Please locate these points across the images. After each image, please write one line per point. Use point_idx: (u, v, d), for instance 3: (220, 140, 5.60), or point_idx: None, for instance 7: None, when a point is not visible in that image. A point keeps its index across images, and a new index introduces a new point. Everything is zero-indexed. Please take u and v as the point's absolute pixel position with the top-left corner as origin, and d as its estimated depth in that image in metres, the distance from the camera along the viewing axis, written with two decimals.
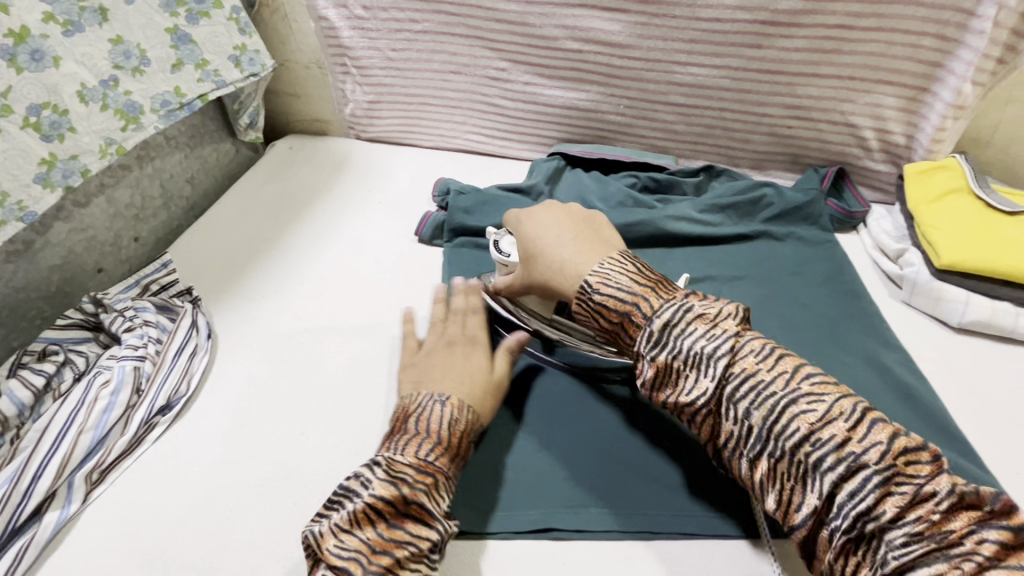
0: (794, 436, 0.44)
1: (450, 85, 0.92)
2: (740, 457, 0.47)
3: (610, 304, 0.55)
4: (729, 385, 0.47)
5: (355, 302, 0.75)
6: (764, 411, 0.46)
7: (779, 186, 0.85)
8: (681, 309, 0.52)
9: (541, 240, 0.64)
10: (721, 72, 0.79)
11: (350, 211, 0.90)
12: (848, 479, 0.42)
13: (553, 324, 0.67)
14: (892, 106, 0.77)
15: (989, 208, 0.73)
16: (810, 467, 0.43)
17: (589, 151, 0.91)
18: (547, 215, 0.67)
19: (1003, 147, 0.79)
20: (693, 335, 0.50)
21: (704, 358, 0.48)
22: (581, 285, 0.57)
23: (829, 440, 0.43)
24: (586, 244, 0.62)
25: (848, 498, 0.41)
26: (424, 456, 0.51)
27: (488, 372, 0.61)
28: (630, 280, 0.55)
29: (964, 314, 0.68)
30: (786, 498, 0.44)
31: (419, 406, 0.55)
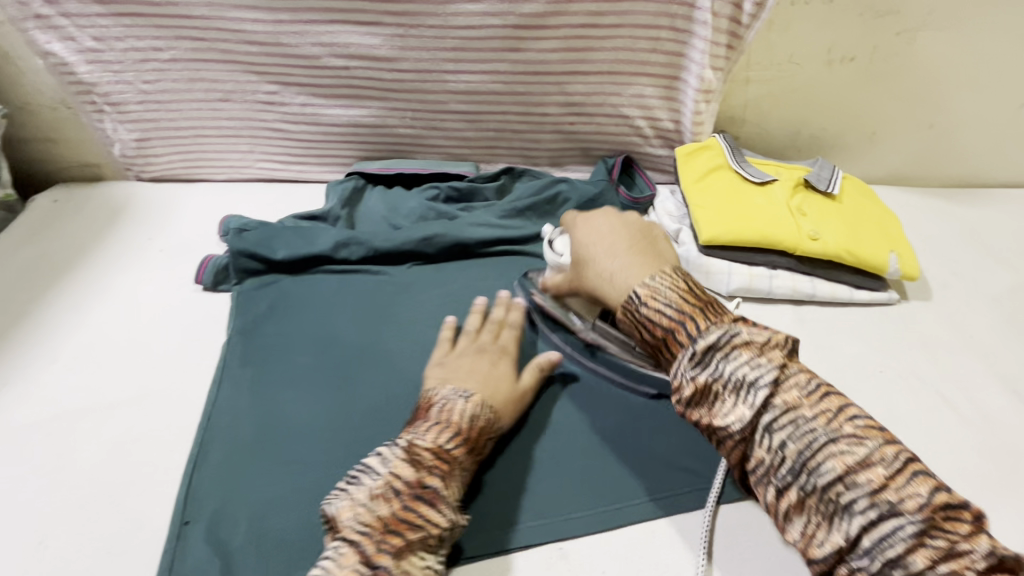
0: (825, 474, 0.40)
1: (223, 114, 0.85)
2: (765, 484, 0.43)
3: (657, 320, 0.49)
4: (768, 420, 0.43)
5: (125, 373, 0.66)
6: (801, 445, 0.42)
7: (573, 181, 0.88)
8: (730, 334, 0.46)
9: (587, 243, 0.61)
10: (490, 77, 0.80)
11: (126, 265, 0.80)
12: (869, 528, 0.38)
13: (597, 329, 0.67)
14: (652, 96, 0.82)
15: (744, 181, 0.79)
16: (839, 506, 0.40)
17: (387, 167, 0.89)
18: (601, 215, 0.64)
19: (756, 124, 0.86)
20: (737, 360, 0.45)
21: (748, 385, 0.44)
22: (629, 296, 0.52)
23: (861, 483, 0.39)
24: (638, 252, 0.57)
25: (877, 543, 0.38)
26: (443, 444, 0.53)
27: (515, 379, 0.63)
28: (678, 297, 0.50)
29: (729, 283, 0.73)
30: (807, 532, 0.41)
31: (443, 398, 0.57)
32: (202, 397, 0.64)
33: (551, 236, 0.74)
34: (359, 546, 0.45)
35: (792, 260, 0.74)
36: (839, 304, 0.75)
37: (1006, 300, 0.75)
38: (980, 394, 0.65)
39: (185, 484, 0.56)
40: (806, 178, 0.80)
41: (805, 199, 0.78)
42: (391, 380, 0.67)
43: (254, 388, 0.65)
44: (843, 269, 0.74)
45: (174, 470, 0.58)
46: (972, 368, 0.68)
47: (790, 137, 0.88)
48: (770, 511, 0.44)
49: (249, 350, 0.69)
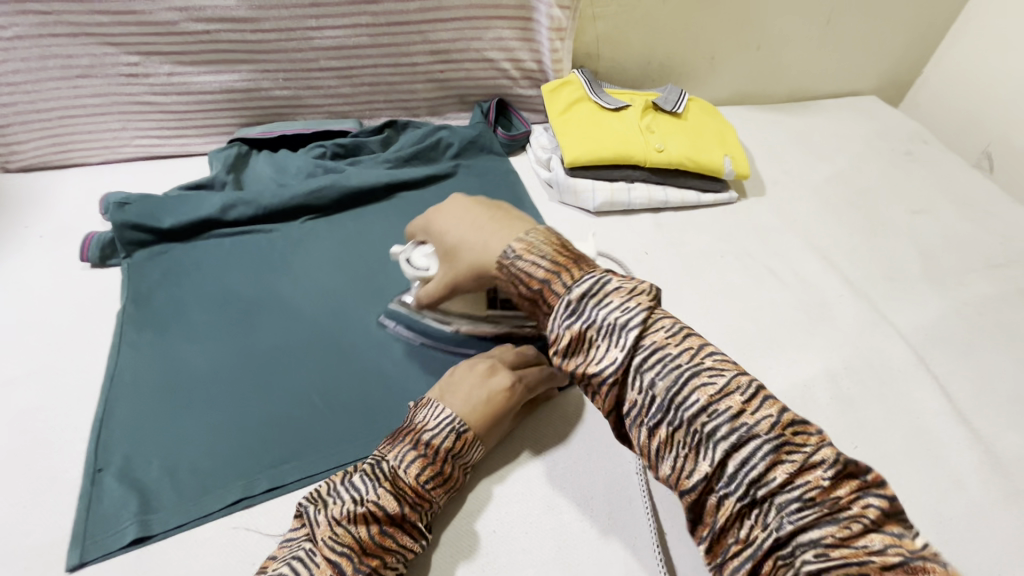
0: (691, 407, 0.40)
1: (86, 92, 0.83)
2: (640, 425, 0.42)
3: (533, 273, 0.47)
4: (636, 357, 0.42)
5: (14, 352, 0.67)
6: (669, 381, 0.41)
7: (453, 128, 0.94)
8: (598, 281, 0.45)
9: (452, 232, 0.54)
10: (355, 31, 0.83)
11: (1, 253, 0.78)
12: (732, 452, 0.38)
13: (490, 320, 0.65)
14: (511, 38, 0.89)
15: (602, 110, 0.88)
16: (703, 436, 0.39)
17: (269, 130, 0.91)
18: (453, 201, 0.57)
19: (611, 58, 0.95)
20: (607, 305, 0.43)
21: (617, 327, 0.43)
22: (504, 255, 0.50)
23: (724, 412, 0.39)
24: (506, 219, 0.53)
25: (739, 466, 0.38)
26: (424, 480, 0.51)
27: (506, 420, 0.58)
28: (552, 251, 0.48)
29: (594, 200, 0.82)
30: (673, 465, 0.41)
31: (436, 424, 0.53)
32: (100, 362, 0.66)
33: (405, 255, 0.60)
34: (339, 567, 0.45)
35: (646, 172, 0.84)
36: (690, 207, 0.86)
37: (823, 187, 0.89)
38: (801, 263, 0.78)
39: (94, 436, 0.59)
40: (655, 101, 0.90)
41: (655, 119, 0.87)
42: (291, 325, 0.71)
43: (154, 347, 0.67)
44: (689, 177, 0.85)
45: (80, 428, 0.60)
46: (796, 245, 0.80)
47: (643, 68, 0.98)
48: (643, 454, 0.43)
49: (145, 315, 0.71)
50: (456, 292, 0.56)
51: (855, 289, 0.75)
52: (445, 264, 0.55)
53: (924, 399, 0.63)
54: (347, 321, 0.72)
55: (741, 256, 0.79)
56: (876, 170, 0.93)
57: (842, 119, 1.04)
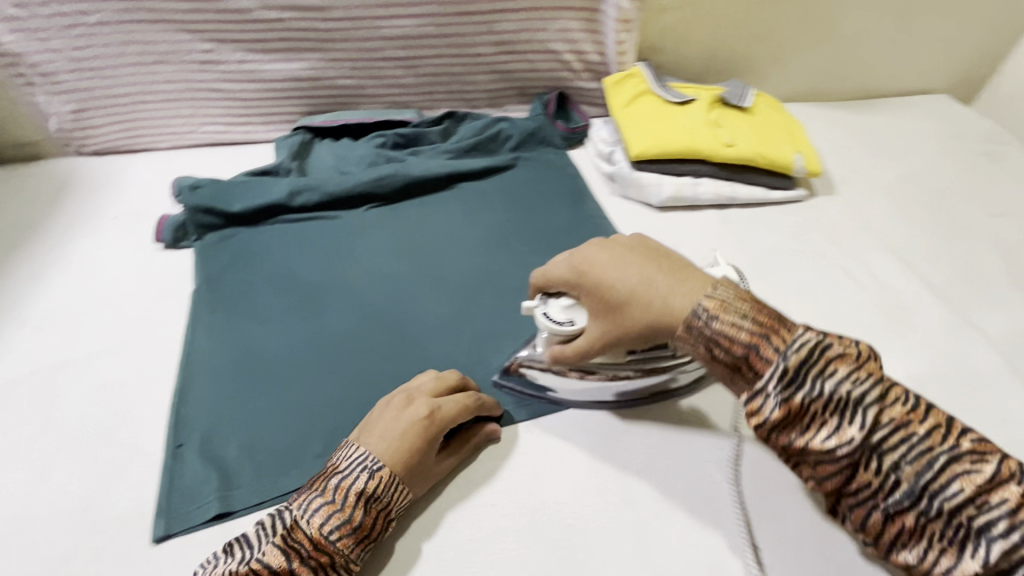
0: (952, 497, 0.39)
1: (161, 78, 0.85)
2: (876, 508, 0.42)
3: (735, 336, 0.45)
4: (874, 437, 0.41)
5: (97, 328, 0.69)
6: (920, 468, 0.40)
7: (512, 120, 0.93)
8: (822, 345, 0.43)
9: (621, 284, 0.51)
10: (422, 20, 0.83)
11: (79, 233, 0.81)
12: (1006, 551, 0.37)
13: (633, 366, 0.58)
14: (576, 29, 0.88)
15: (667, 103, 0.86)
16: (971, 530, 0.39)
17: (331, 119, 0.92)
18: (603, 249, 0.55)
19: (674, 51, 0.94)
20: (837, 380, 0.42)
21: (848, 405, 0.42)
22: (694, 313, 0.47)
23: (995, 505, 0.38)
24: (679, 273, 0.51)
25: (1019, 565, 0.37)
26: (328, 531, 0.47)
27: (431, 457, 0.54)
28: (752, 309, 0.46)
29: (659, 194, 0.81)
30: (921, 555, 0.41)
31: (349, 466, 0.51)
32: (177, 340, 0.68)
33: (541, 309, 0.57)
34: None
35: (714, 167, 0.82)
36: (757, 205, 0.84)
37: (896, 187, 0.86)
38: (877, 264, 0.75)
39: (173, 412, 0.60)
40: (721, 95, 0.88)
41: (723, 113, 0.86)
42: (357, 310, 0.71)
43: (227, 326, 0.69)
44: (757, 173, 0.83)
45: (161, 404, 0.61)
46: (871, 246, 0.78)
47: (706, 62, 0.96)
48: (881, 537, 0.43)
49: (217, 296, 0.72)
50: (614, 347, 0.54)
51: (936, 293, 0.72)
52: (602, 319, 0.53)
53: (1018, 408, 0.61)
54: (412, 308, 0.72)
55: (813, 256, 0.77)
56: (952, 171, 0.89)
57: (914, 118, 1.01)
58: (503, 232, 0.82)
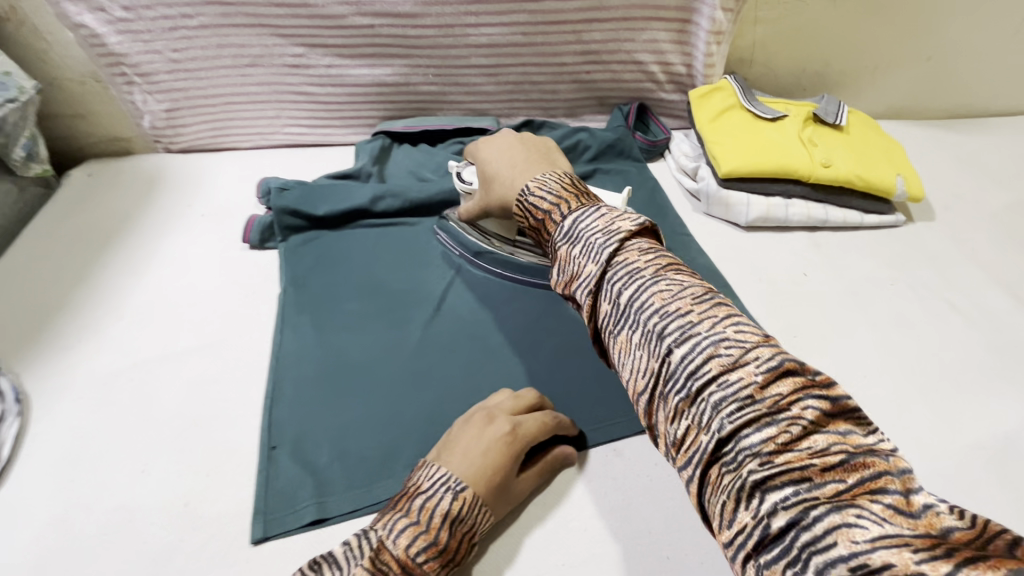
0: (645, 309, 0.40)
1: (251, 80, 0.87)
2: (613, 337, 0.43)
3: (539, 203, 0.53)
4: (608, 270, 0.44)
5: (187, 323, 0.71)
6: (625, 282, 0.42)
7: (591, 130, 0.91)
8: (595, 211, 0.49)
9: (493, 164, 0.63)
10: (510, 29, 0.83)
11: (169, 230, 0.83)
12: (678, 348, 0.38)
13: (517, 245, 0.75)
14: (665, 40, 0.86)
15: (757, 119, 0.83)
16: (653, 333, 0.39)
17: (410, 124, 0.92)
18: (501, 137, 0.66)
19: (763, 64, 0.91)
20: (592, 228, 0.47)
21: (592, 245, 0.45)
22: (519, 191, 0.56)
23: (671, 310, 0.39)
24: (532, 164, 0.60)
25: (683, 363, 0.37)
26: (414, 555, 0.45)
27: (514, 476, 0.52)
28: (560, 187, 0.53)
29: (748, 214, 0.78)
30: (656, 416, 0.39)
31: (431, 485, 0.49)
32: (265, 340, 0.69)
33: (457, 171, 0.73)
34: None
35: (807, 188, 0.79)
36: (850, 228, 0.80)
37: (1002, 215, 0.81)
38: (984, 298, 0.71)
39: (267, 415, 0.61)
40: (815, 112, 0.84)
41: (817, 131, 0.82)
42: (440, 320, 0.71)
43: (314, 331, 0.69)
44: (853, 195, 0.79)
45: (254, 404, 0.63)
46: (976, 277, 0.73)
47: (796, 76, 0.93)
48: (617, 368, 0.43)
49: (304, 299, 0.73)
50: (488, 215, 0.68)
51: None
52: (481, 194, 0.66)
53: None
54: (495, 320, 0.72)
55: (913, 286, 0.73)
56: None
57: (1017, 140, 0.95)
58: None
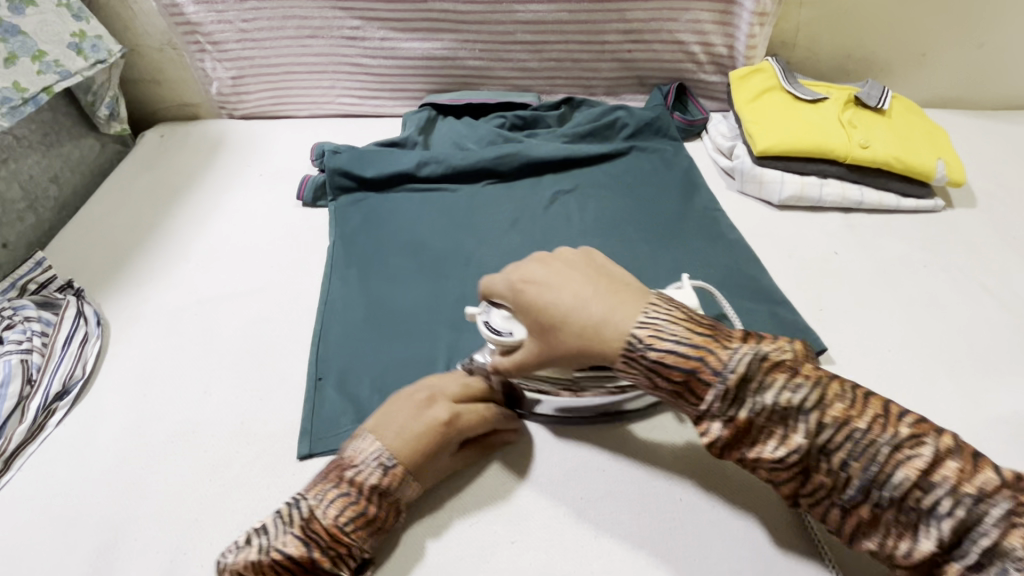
0: (833, 444, 0.41)
1: (311, 50, 0.93)
2: (830, 504, 0.43)
3: (674, 363, 0.44)
4: (813, 439, 0.41)
5: (245, 269, 0.77)
6: (825, 434, 0.41)
7: (630, 108, 0.94)
8: (753, 357, 0.43)
9: (556, 302, 0.48)
10: (556, 6, 0.86)
11: (231, 187, 0.90)
12: (873, 472, 0.40)
13: (575, 386, 0.55)
14: (707, 21, 0.87)
15: (796, 100, 0.84)
16: (853, 467, 0.41)
17: (456, 97, 0.96)
18: (544, 264, 0.51)
19: (806, 47, 0.92)
20: (770, 387, 0.42)
21: (786, 411, 0.42)
22: (629, 345, 0.45)
23: (832, 426, 0.41)
24: (613, 295, 0.47)
25: (867, 467, 0.40)
26: (341, 523, 0.46)
27: (444, 453, 0.52)
28: (686, 330, 0.45)
29: (781, 192, 0.79)
30: (766, 454, 0.43)
31: (362, 459, 0.49)
32: (314, 287, 0.75)
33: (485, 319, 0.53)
34: None
35: (843, 168, 0.79)
36: (886, 211, 0.80)
37: None
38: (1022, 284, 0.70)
39: (315, 350, 0.67)
40: (856, 95, 0.84)
41: (857, 114, 0.82)
42: (474, 278, 0.75)
43: (359, 281, 0.75)
44: (890, 178, 0.79)
45: (303, 341, 0.68)
46: (1015, 264, 0.73)
47: (839, 61, 0.93)
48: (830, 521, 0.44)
49: (351, 252, 0.78)
50: (557, 363, 0.49)
51: None
52: (536, 339, 0.49)
53: None
54: None
55: (947, 269, 0.73)
56: None
57: None
58: (616, 215, 0.82)
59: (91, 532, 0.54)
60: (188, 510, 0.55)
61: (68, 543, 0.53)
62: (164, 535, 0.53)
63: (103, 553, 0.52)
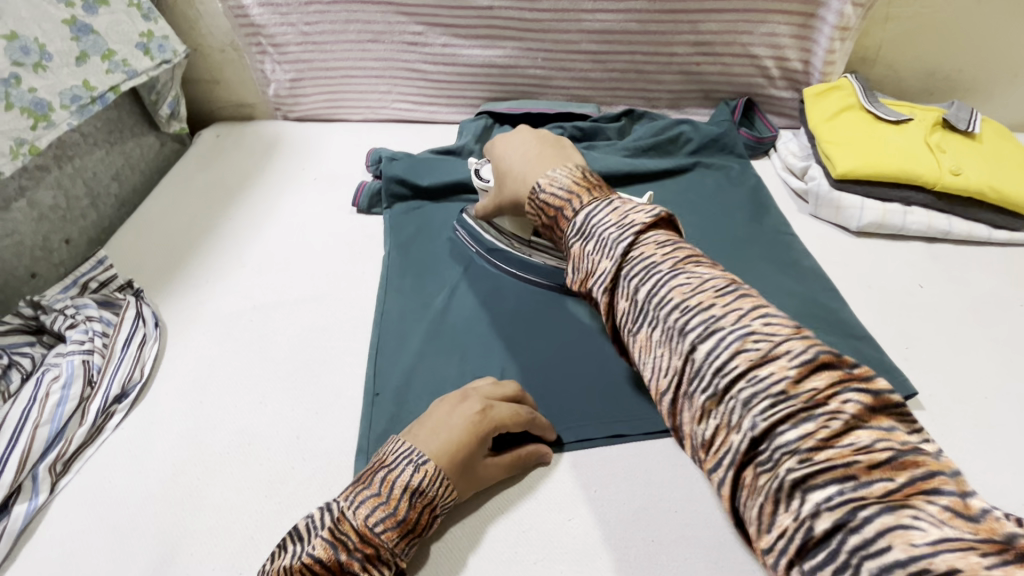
0: (665, 305, 0.41)
1: (371, 55, 0.92)
2: (630, 335, 0.44)
3: (551, 198, 0.54)
4: (629, 276, 0.44)
5: (300, 275, 0.76)
6: (657, 285, 0.42)
7: (694, 123, 0.90)
8: (608, 204, 0.50)
9: (505, 158, 0.63)
10: (625, 16, 0.83)
11: (286, 190, 0.89)
12: (699, 342, 0.38)
13: (531, 244, 0.72)
14: (784, 34, 0.83)
15: (879, 120, 0.79)
16: (676, 330, 0.40)
17: (513, 106, 0.94)
18: (517, 131, 0.65)
19: (888, 65, 0.87)
20: (605, 222, 0.48)
21: (609, 240, 0.46)
22: (531, 187, 0.57)
23: (693, 304, 0.40)
24: (543, 158, 0.59)
25: (708, 354, 0.38)
26: (373, 525, 0.46)
27: (481, 457, 0.52)
28: (572, 181, 0.54)
29: (860, 218, 0.75)
30: (588, 279, 0.47)
31: (395, 459, 0.50)
32: (369, 297, 0.73)
33: (477, 168, 0.71)
34: None
35: (930, 196, 0.74)
36: (975, 243, 0.75)
37: None
38: None
39: (372, 365, 0.65)
40: (944, 117, 0.79)
41: (945, 137, 0.77)
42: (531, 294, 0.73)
43: (414, 294, 0.73)
44: (981, 207, 0.74)
45: (359, 354, 0.67)
46: None
47: (922, 80, 0.88)
48: (642, 372, 0.43)
49: (406, 263, 0.77)
50: (502, 211, 0.67)
51: None
52: (494, 190, 0.66)
53: None
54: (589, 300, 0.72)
55: None
56: None
57: None
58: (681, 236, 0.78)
59: (147, 542, 0.53)
60: (244, 526, 0.53)
61: (125, 553, 0.52)
62: (221, 550, 0.52)
63: (159, 566, 0.51)
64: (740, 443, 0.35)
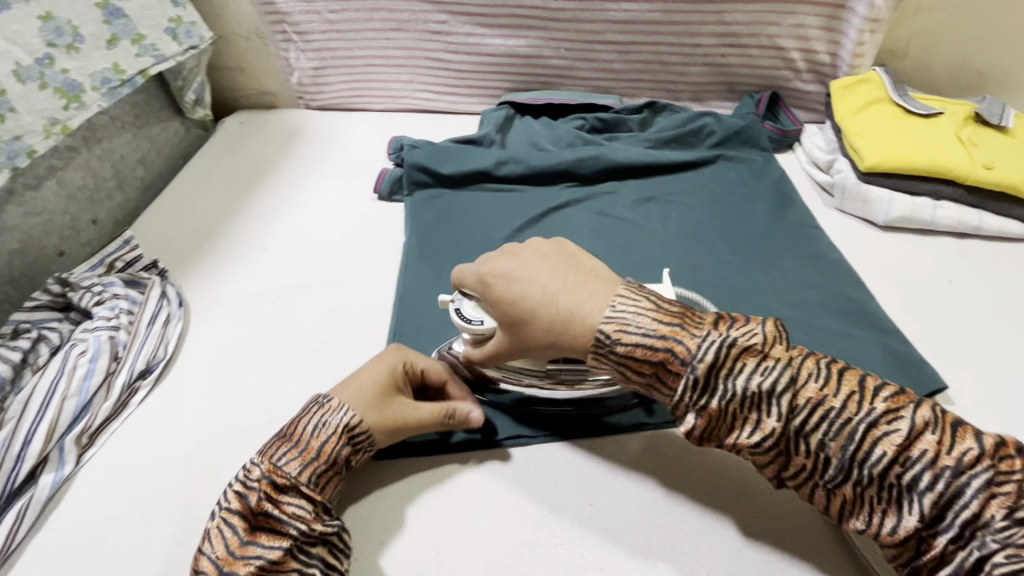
0: (875, 461, 0.39)
1: (394, 43, 0.93)
2: (819, 491, 0.42)
3: (641, 350, 0.44)
4: (806, 427, 0.41)
5: (321, 260, 0.76)
6: (844, 441, 0.40)
7: (717, 115, 0.89)
8: (723, 347, 0.42)
9: (525, 299, 0.50)
10: (650, 6, 0.83)
11: (307, 176, 0.90)
12: (932, 500, 0.38)
13: (557, 378, 0.55)
14: (812, 26, 0.82)
15: (908, 114, 0.78)
16: (900, 487, 0.39)
17: (535, 97, 0.94)
18: (510, 257, 0.54)
19: (918, 59, 0.85)
20: (745, 374, 0.42)
21: (762, 398, 0.41)
22: (597, 338, 0.46)
23: (915, 459, 0.38)
24: (587, 290, 0.49)
25: (938, 503, 0.38)
26: (276, 461, 0.48)
27: (394, 397, 0.54)
28: (653, 321, 0.45)
29: (888, 212, 0.74)
30: (741, 440, 0.43)
31: (301, 410, 0.53)
32: (389, 282, 0.74)
33: (456, 304, 0.55)
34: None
35: (961, 190, 0.73)
36: (1006, 239, 0.73)
37: None
38: None
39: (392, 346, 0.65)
40: (976, 112, 0.78)
41: (977, 132, 0.76)
42: None
43: (434, 279, 0.73)
44: (1014, 203, 0.73)
45: (379, 337, 0.67)
46: None
47: (953, 74, 0.86)
48: (839, 519, 0.42)
49: (427, 249, 0.77)
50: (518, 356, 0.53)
51: None
52: (507, 333, 0.52)
53: None
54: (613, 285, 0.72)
55: None
56: None
57: None
58: (702, 226, 0.78)
59: (171, 515, 0.53)
60: None
61: (148, 525, 0.53)
62: None
63: (183, 538, 0.52)
64: (967, 561, 0.37)
